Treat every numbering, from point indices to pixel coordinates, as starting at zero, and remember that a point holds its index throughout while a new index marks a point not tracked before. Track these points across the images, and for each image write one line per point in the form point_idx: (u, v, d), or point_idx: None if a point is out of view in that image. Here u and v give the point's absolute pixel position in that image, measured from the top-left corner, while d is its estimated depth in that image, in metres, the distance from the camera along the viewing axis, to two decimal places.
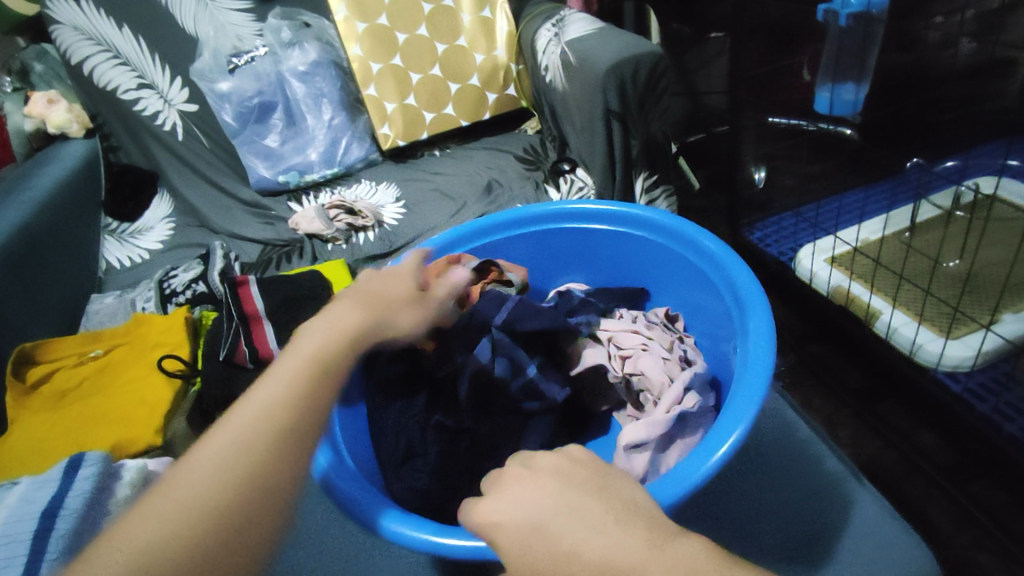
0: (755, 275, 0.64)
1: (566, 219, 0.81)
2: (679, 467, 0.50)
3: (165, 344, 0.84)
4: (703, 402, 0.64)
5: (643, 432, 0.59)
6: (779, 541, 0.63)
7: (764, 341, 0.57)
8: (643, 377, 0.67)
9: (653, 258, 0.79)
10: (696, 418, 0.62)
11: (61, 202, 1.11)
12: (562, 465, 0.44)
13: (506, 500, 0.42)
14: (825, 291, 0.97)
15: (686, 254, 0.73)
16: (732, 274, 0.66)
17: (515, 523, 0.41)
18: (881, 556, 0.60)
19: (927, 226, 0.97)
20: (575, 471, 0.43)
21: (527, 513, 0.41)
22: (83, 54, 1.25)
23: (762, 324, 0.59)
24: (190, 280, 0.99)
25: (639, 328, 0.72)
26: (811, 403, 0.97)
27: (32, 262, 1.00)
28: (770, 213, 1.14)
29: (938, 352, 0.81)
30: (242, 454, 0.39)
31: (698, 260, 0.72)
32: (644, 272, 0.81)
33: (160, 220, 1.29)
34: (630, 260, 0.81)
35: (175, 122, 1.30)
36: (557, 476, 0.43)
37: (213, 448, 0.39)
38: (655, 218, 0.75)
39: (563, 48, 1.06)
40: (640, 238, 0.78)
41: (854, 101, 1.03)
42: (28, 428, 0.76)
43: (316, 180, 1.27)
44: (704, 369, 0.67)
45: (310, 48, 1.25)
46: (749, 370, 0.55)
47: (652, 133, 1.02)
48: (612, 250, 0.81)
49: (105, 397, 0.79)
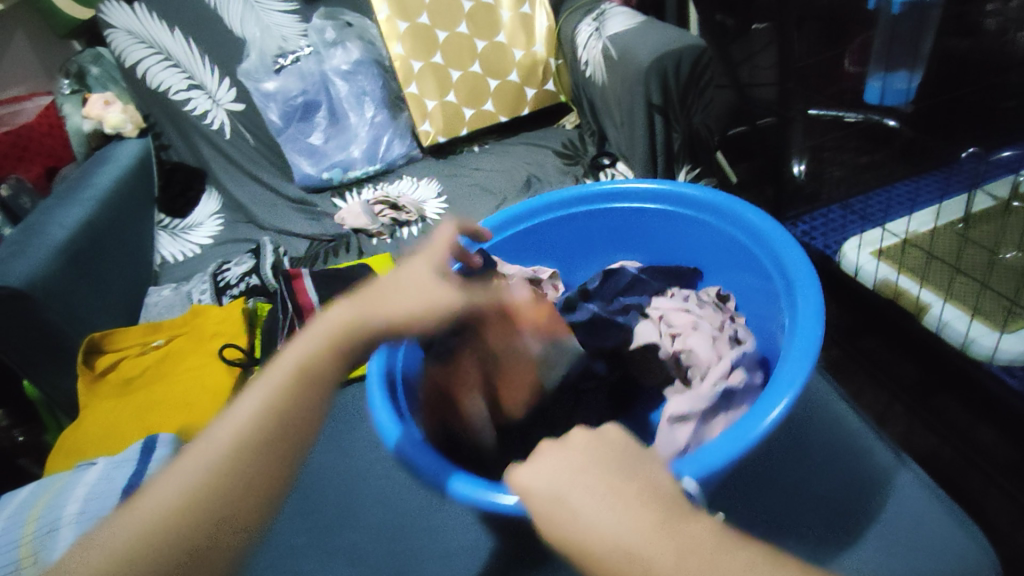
0: (807, 252, 0.64)
1: (616, 199, 0.82)
2: (713, 444, 0.50)
3: (223, 334, 0.87)
4: (750, 380, 0.63)
5: (685, 405, 0.61)
6: (819, 521, 0.64)
7: (811, 325, 0.56)
8: (691, 354, 0.67)
9: (700, 238, 0.79)
10: (743, 394, 0.62)
11: (119, 199, 1.16)
12: (600, 440, 0.42)
13: (542, 465, 0.41)
14: (871, 284, 0.96)
15: (736, 232, 0.73)
16: (782, 251, 0.66)
17: (548, 489, 0.39)
18: (924, 543, 0.60)
19: (984, 218, 0.94)
20: (613, 450, 0.41)
21: (559, 482, 0.40)
22: (136, 58, 1.31)
23: (809, 296, 0.59)
24: (244, 273, 1.02)
25: (689, 308, 0.72)
26: (858, 397, 0.96)
27: (96, 256, 1.05)
28: (817, 205, 1.13)
29: (992, 346, 0.80)
30: (202, 484, 0.41)
31: (749, 238, 0.72)
32: (696, 251, 0.81)
33: (209, 215, 1.34)
34: (681, 239, 0.82)
35: (223, 122, 1.34)
36: (593, 450, 0.41)
37: (183, 471, 0.42)
38: (706, 196, 0.75)
39: (603, 43, 1.06)
40: (690, 217, 0.78)
41: (907, 89, 1.00)
42: (101, 412, 0.81)
43: (359, 176, 1.30)
44: (753, 349, 0.66)
45: (353, 47, 1.28)
46: (797, 342, 0.55)
47: (695, 125, 1.02)
48: (663, 229, 0.82)
49: (169, 384, 0.83)
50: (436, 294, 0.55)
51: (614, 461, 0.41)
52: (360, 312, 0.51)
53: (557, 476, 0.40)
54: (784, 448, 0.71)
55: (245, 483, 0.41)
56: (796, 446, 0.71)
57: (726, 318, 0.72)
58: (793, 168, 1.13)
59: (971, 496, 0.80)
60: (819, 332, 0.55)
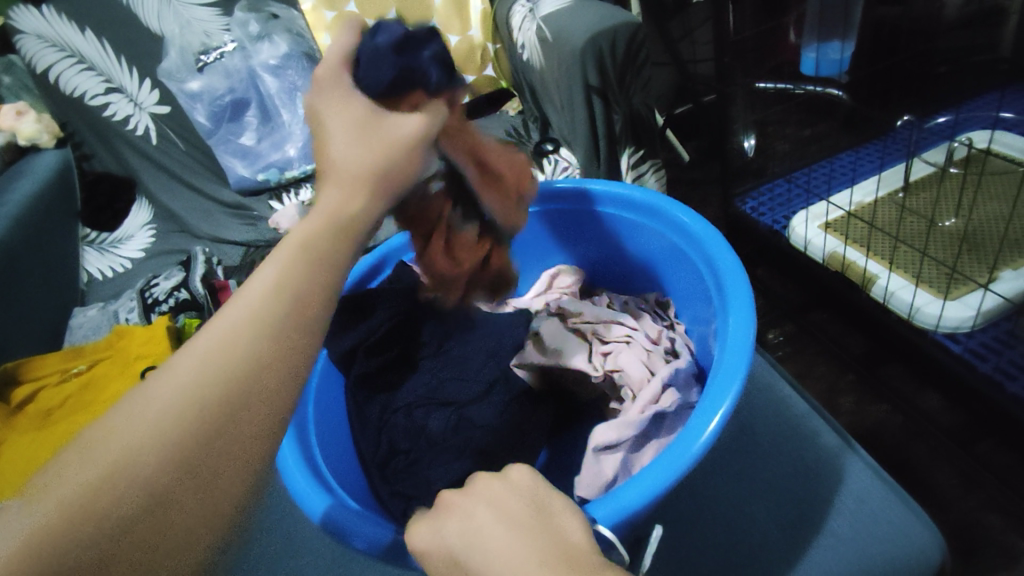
0: (738, 257, 0.61)
1: (546, 202, 0.78)
2: (643, 474, 0.47)
3: (147, 356, 0.81)
4: (682, 400, 0.61)
5: (614, 433, 0.58)
6: (773, 522, 0.62)
7: (742, 333, 0.54)
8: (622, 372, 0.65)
9: (634, 241, 0.76)
10: (675, 417, 0.60)
11: (35, 215, 1.09)
12: (504, 490, 0.41)
13: (440, 526, 0.40)
14: (820, 258, 0.95)
15: (669, 234, 0.70)
16: (713, 254, 0.63)
17: (448, 553, 0.38)
18: (874, 530, 0.60)
19: (921, 185, 0.94)
20: (518, 503, 0.40)
21: (460, 548, 0.38)
22: (47, 62, 1.22)
23: (741, 329, 0.54)
24: (172, 287, 0.97)
25: (624, 320, 0.71)
26: (808, 372, 0.95)
27: (12, 279, 0.98)
28: (762, 179, 1.11)
29: (937, 314, 0.79)
30: (185, 404, 0.34)
31: (681, 239, 0.69)
32: (630, 257, 0.79)
33: (141, 227, 1.27)
34: (615, 243, 0.79)
35: (148, 126, 1.26)
36: (496, 506, 0.40)
37: (163, 394, 0.34)
38: (636, 197, 0.72)
39: (537, 24, 1.02)
40: (622, 219, 0.75)
41: (841, 60, 1.01)
42: (15, 448, 0.75)
43: (297, 176, 1.22)
44: (688, 363, 0.64)
45: (279, 40, 1.21)
46: (727, 352, 0.53)
47: (636, 106, 0.99)
48: (596, 233, 0.79)
49: (89, 413, 0.77)
50: (412, 156, 0.49)
51: (517, 525, 0.38)
52: (334, 234, 0.43)
53: (455, 538, 0.39)
54: (733, 441, 0.70)
55: (226, 413, 0.35)
56: (741, 439, 0.70)
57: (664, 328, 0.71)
58: (745, 143, 1.09)
59: (918, 465, 0.81)
60: (748, 353, 0.52)
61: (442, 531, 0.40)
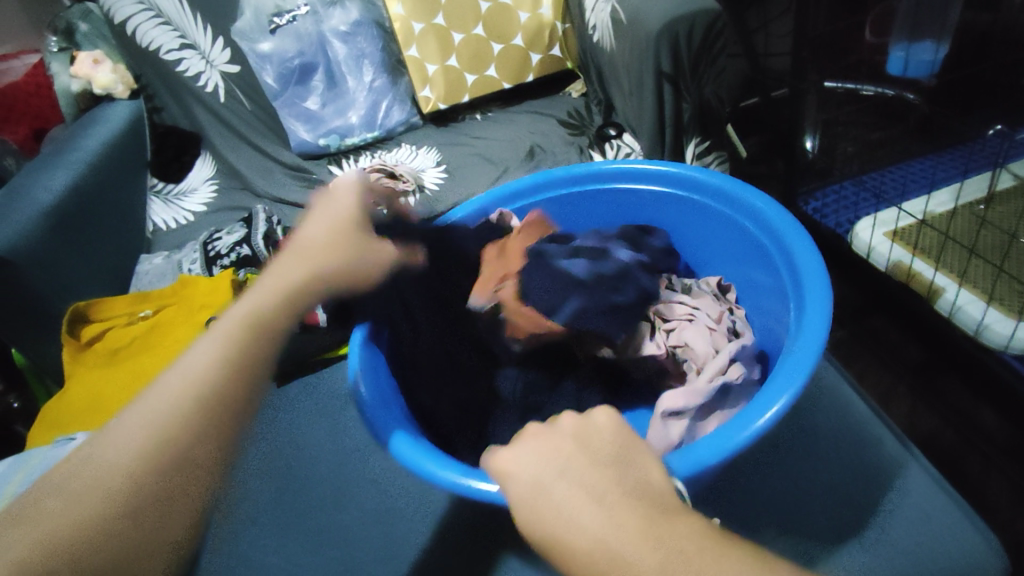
0: (817, 245, 0.60)
1: (613, 180, 0.78)
2: (706, 439, 0.48)
3: (210, 307, 0.84)
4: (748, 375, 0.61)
5: (680, 400, 0.58)
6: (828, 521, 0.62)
7: (818, 318, 0.53)
8: (686, 348, 0.65)
9: (709, 226, 0.75)
10: (741, 391, 0.60)
11: (109, 163, 1.13)
12: (587, 428, 0.42)
13: (523, 451, 0.41)
14: (883, 267, 0.92)
15: (744, 222, 0.69)
16: (792, 243, 0.62)
17: (529, 478, 0.39)
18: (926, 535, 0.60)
19: (1005, 198, 0.90)
20: (606, 442, 0.41)
21: (544, 475, 0.39)
22: (126, 14, 1.25)
23: (823, 305, 0.54)
24: (234, 242, 1.00)
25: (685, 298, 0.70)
26: (861, 380, 0.93)
27: (84, 223, 1.02)
28: (829, 181, 1.07)
29: (1007, 334, 0.77)
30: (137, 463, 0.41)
31: (756, 228, 0.68)
32: (694, 241, 0.78)
33: (204, 181, 1.31)
34: (680, 227, 0.78)
35: (217, 84, 1.29)
36: (582, 444, 0.40)
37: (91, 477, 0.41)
38: (709, 180, 0.72)
39: (612, 5, 1.00)
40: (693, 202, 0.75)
41: (932, 60, 0.98)
42: (85, 384, 0.78)
43: (356, 144, 1.26)
44: (751, 342, 0.64)
45: (352, 7, 1.22)
46: (804, 332, 0.53)
47: (707, 96, 0.97)
48: (660, 214, 0.79)
49: (153, 356, 0.80)
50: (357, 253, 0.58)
51: (602, 463, 0.39)
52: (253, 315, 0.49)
53: (540, 468, 0.39)
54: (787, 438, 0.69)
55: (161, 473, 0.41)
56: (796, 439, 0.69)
57: (725, 309, 0.70)
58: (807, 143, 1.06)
59: (972, 484, 0.78)
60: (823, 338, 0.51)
61: (531, 459, 0.41)
